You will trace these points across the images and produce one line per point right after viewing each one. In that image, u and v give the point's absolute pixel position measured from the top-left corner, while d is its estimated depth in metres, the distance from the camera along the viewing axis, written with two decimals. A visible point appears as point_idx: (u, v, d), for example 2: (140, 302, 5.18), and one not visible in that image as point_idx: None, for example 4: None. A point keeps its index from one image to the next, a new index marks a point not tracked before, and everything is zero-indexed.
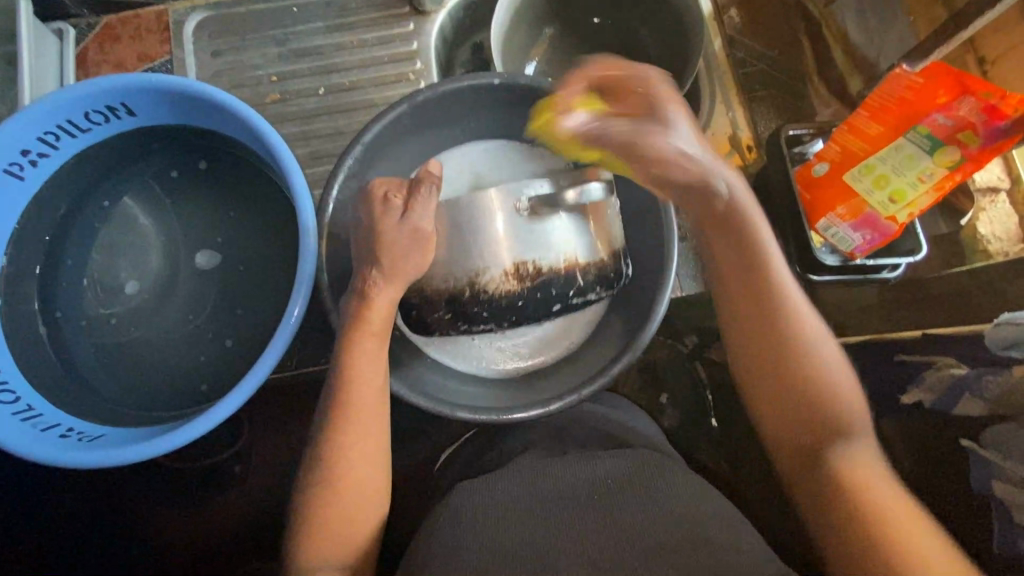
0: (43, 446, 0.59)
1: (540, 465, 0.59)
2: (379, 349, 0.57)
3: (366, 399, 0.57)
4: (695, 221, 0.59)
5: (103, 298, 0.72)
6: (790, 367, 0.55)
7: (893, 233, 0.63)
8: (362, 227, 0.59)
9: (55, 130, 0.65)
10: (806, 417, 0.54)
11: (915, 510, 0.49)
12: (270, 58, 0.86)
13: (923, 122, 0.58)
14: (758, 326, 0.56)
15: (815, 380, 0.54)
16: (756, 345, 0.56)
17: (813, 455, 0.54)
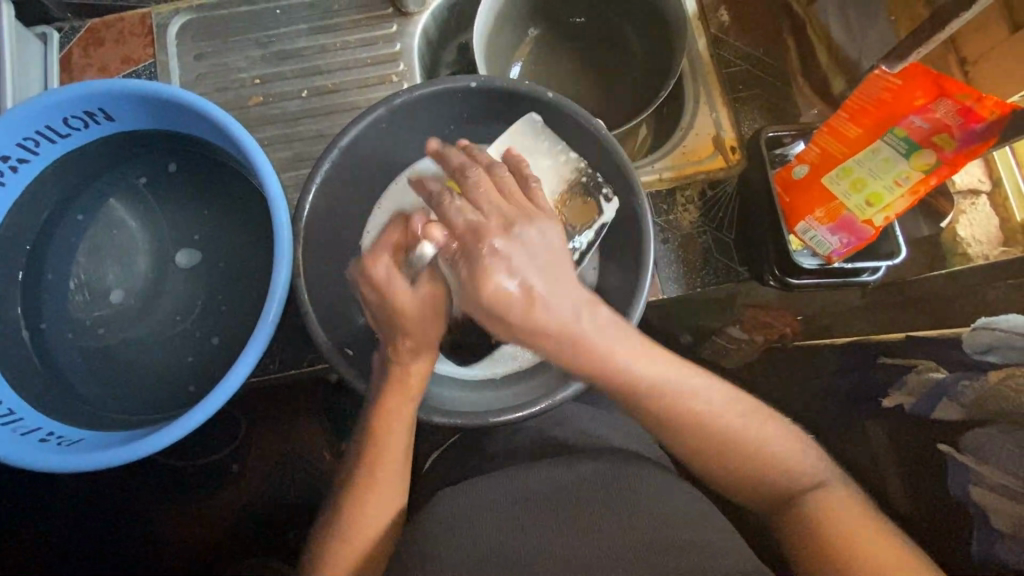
0: (22, 450, 0.59)
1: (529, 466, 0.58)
2: (411, 412, 0.60)
3: (396, 445, 0.59)
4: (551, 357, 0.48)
5: (88, 302, 0.73)
6: (701, 450, 0.52)
7: (871, 236, 0.63)
8: (378, 307, 0.58)
9: (34, 135, 0.65)
10: (759, 481, 0.53)
11: (881, 530, 0.47)
12: (253, 61, 0.86)
13: (900, 125, 0.57)
14: (658, 427, 0.52)
15: (730, 447, 0.52)
16: (696, 441, 0.52)
17: (784, 506, 0.51)
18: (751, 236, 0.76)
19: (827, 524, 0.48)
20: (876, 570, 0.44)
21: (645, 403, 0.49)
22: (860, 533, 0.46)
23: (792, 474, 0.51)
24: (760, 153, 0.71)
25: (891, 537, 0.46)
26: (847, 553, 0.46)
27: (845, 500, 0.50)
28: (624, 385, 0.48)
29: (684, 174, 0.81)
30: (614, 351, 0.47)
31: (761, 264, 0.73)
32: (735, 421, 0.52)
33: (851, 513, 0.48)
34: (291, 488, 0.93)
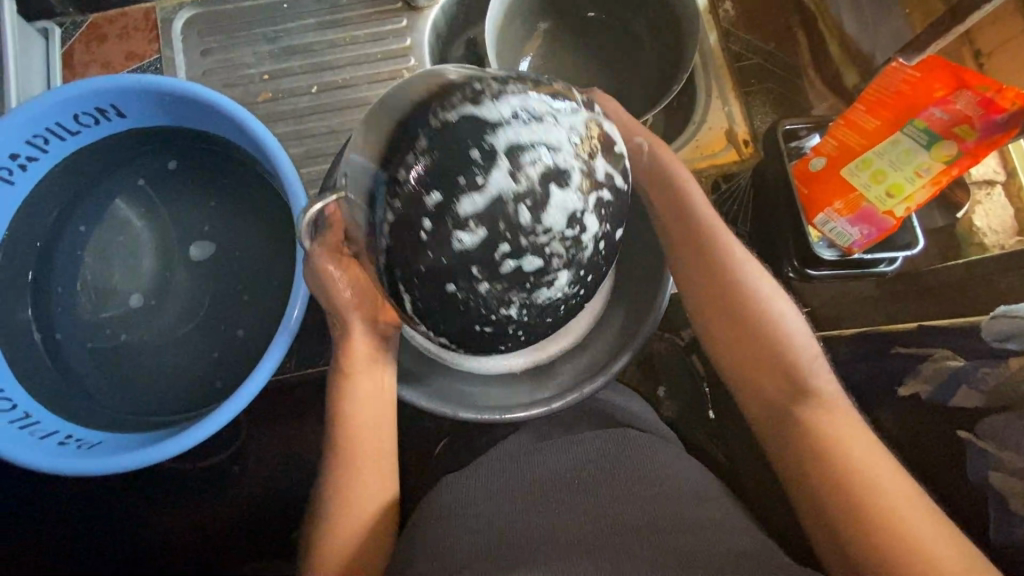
0: (41, 454, 0.58)
1: (537, 451, 0.61)
2: (369, 394, 0.62)
3: (366, 431, 0.61)
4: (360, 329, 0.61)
5: (98, 303, 0.72)
6: (738, 306, 0.57)
7: (892, 227, 0.63)
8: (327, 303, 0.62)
9: (44, 133, 0.64)
10: (771, 373, 0.56)
11: (870, 446, 0.51)
12: (262, 57, 0.85)
13: (920, 116, 0.60)
14: (721, 304, 0.58)
15: (759, 326, 0.56)
16: (737, 326, 0.57)
17: (781, 406, 0.55)
18: (766, 231, 0.76)
19: (834, 444, 0.51)
20: (859, 474, 0.49)
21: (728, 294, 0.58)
22: (857, 442, 0.51)
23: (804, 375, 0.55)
24: (777, 142, 0.71)
25: (881, 454, 0.50)
26: (841, 472, 0.49)
27: (850, 419, 0.53)
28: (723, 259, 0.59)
29: (698, 168, 0.81)
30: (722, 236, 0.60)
31: (779, 258, 0.74)
32: (775, 314, 0.57)
33: (846, 428, 0.52)
34: (303, 486, 0.92)
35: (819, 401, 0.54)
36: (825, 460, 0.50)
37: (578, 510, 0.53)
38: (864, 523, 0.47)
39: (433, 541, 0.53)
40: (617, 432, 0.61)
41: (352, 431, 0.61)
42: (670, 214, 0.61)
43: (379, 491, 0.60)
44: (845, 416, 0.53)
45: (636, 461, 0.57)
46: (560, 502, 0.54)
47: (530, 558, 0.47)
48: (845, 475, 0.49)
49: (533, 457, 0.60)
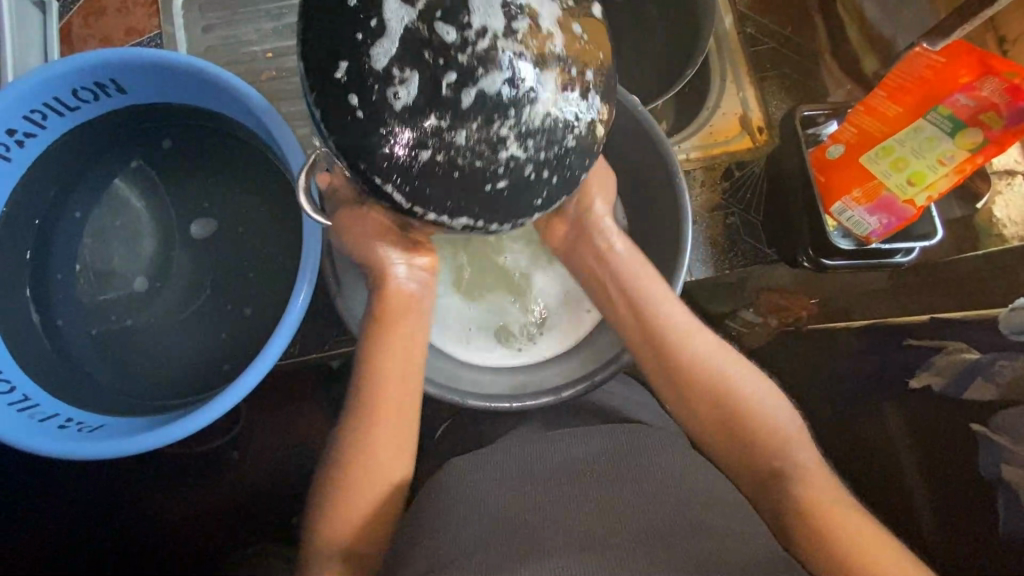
0: (42, 436, 0.57)
1: (543, 443, 0.60)
2: (405, 346, 0.59)
3: (391, 392, 0.58)
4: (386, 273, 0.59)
5: (98, 284, 0.70)
6: (691, 377, 0.58)
7: (911, 217, 0.62)
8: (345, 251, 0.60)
9: (42, 108, 0.62)
10: (732, 439, 0.57)
11: (842, 499, 0.51)
12: (265, 34, 0.83)
13: (944, 103, 0.58)
14: (677, 372, 0.58)
15: (715, 390, 0.57)
16: (695, 397, 0.58)
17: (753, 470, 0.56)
18: (780, 217, 0.75)
19: (809, 510, 0.50)
20: (833, 527, 0.49)
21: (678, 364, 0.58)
22: (826, 494, 0.51)
23: (763, 432, 0.56)
24: (794, 131, 0.70)
25: (853, 508, 0.50)
26: (826, 536, 0.49)
27: (816, 471, 0.53)
28: (673, 328, 0.59)
29: (710, 154, 0.80)
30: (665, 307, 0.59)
31: (795, 246, 0.72)
32: (729, 374, 0.58)
33: (815, 483, 0.52)
34: (305, 473, 0.92)
35: (795, 471, 0.54)
36: (802, 518, 0.50)
37: (592, 497, 0.52)
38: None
39: (446, 521, 0.52)
40: (628, 428, 0.60)
41: (376, 395, 0.58)
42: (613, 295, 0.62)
43: (396, 467, 0.58)
44: (823, 483, 0.53)
45: (650, 452, 0.57)
46: (575, 487, 0.53)
47: (550, 544, 0.47)
48: (825, 538, 0.49)
49: (540, 447, 0.59)
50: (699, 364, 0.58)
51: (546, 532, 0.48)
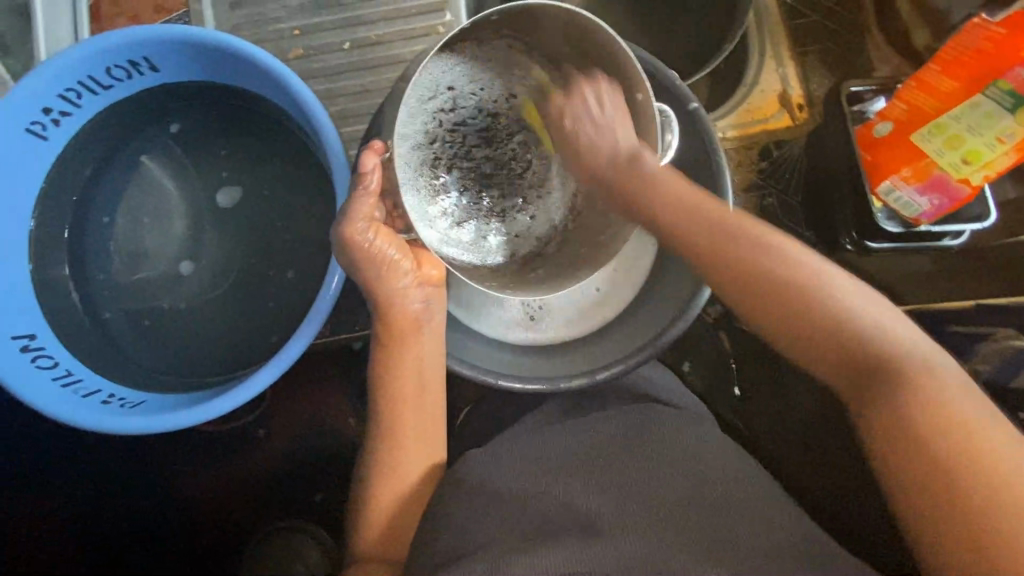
0: (85, 411, 0.58)
1: (565, 435, 0.59)
2: (416, 359, 0.61)
3: (412, 407, 0.61)
4: (407, 286, 0.59)
5: (134, 264, 0.71)
6: (792, 298, 0.48)
7: (966, 196, 0.60)
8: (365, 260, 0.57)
9: (76, 86, 0.62)
10: (845, 358, 0.47)
11: (1011, 445, 0.40)
12: (292, 10, 0.81)
13: (1004, 76, 0.53)
14: (769, 292, 0.49)
15: (807, 301, 0.48)
16: (794, 323, 0.48)
17: (860, 384, 0.46)
18: (822, 195, 0.73)
19: (934, 427, 0.41)
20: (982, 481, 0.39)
21: (757, 279, 0.50)
22: (986, 439, 0.40)
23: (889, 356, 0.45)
24: (839, 108, 0.68)
25: (1021, 455, 0.39)
26: (948, 464, 0.40)
27: (965, 409, 0.42)
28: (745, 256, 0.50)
29: (748, 132, 0.78)
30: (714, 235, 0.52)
31: (836, 229, 0.71)
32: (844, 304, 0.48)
33: (979, 428, 0.41)
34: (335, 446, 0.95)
35: (917, 377, 0.44)
36: (935, 467, 0.40)
37: (631, 480, 0.52)
38: (979, 526, 0.38)
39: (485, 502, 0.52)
40: (654, 411, 0.61)
41: (398, 403, 0.61)
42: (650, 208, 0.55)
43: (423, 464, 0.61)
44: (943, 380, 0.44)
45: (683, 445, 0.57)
46: (611, 477, 0.53)
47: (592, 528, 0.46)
48: (954, 472, 0.40)
49: (563, 438, 0.59)
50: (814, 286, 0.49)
51: (586, 515, 0.48)
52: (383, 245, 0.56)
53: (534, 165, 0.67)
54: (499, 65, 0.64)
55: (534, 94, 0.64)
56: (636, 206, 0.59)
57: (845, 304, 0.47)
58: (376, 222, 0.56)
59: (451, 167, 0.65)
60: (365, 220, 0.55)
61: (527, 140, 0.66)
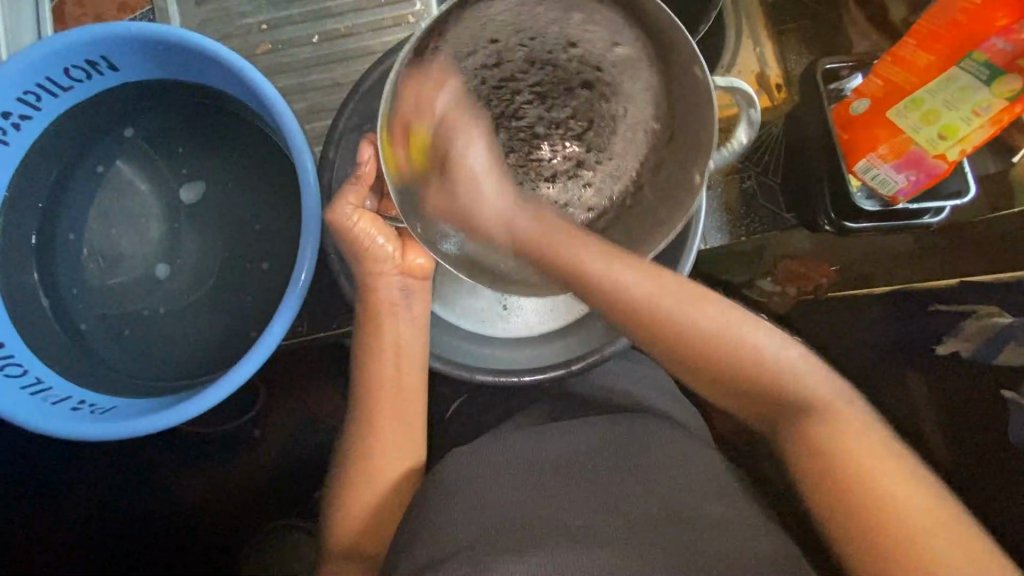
0: (55, 418, 0.58)
1: (536, 438, 0.59)
2: (390, 355, 0.61)
3: (387, 405, 0.61)
4: (386, 267, 0.60)
5: (105, 270, 0.70)
6: (709, 349, 0.50)
7: (942, 172, 0.59)
8: (345, 245, 0.60)
9: (34, 89, 0.60)
10: (760, 397, 0.50)
11: (909, 479, 0.43)
12: (259, 5, 0.79)
13: (979, 49, 0.54)
14: (689, 345, 0.51)
15: (721, 347, 0.50)
16: (709, 366, 0.51)
17: (780, 421, 0.49)
18: (800, 176, 0.72)
19: (838, 479, 0.44)
20: (885, 517, 0.42)
21: (672, 328, 0.51)
22: (879, 473, 0.44)
23: (799, 395, 0.49)
24: (814, 87, 0.67)
25: (914, 485, 0.43)
26: (859, 514, 0.43)
27: (863, 444, 0.45)
28: (655, 307, 0.51)
29: (725, 115, 0.77)
30: (641, 287, 0.51)
31: (814, 210, 0.70)
32: (765, 349, 0.50)
33: (873, 459, 0.44)
34: (322, 446, 0.95)
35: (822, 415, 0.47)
36: (847, 505, 0.44)
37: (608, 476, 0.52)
38: (877, 546, 0.42)
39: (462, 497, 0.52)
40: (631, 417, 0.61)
41: (378, 400, 0.61)
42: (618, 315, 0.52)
43: (398, 461, 0.60)
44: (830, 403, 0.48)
45: (660, 446, 0.56)
46: (585, 481, 0.53)
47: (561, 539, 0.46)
48: (863, 512, 0.43)
49: (532, 441, 0.58)
50: (728, 334, 0.50)
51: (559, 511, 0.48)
52: (366, 229, 0.59)
53: (598, 128, 0.55)
54: (556, 8, 0.51)
55: (603, 43, 0.52)
56: (686, 198, 0.50)
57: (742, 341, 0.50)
58: (361, 208, 0.59)
59: (495, 128, 0.55)
60: (352, 204, 0.59)
61: (592, 98, 0.54)
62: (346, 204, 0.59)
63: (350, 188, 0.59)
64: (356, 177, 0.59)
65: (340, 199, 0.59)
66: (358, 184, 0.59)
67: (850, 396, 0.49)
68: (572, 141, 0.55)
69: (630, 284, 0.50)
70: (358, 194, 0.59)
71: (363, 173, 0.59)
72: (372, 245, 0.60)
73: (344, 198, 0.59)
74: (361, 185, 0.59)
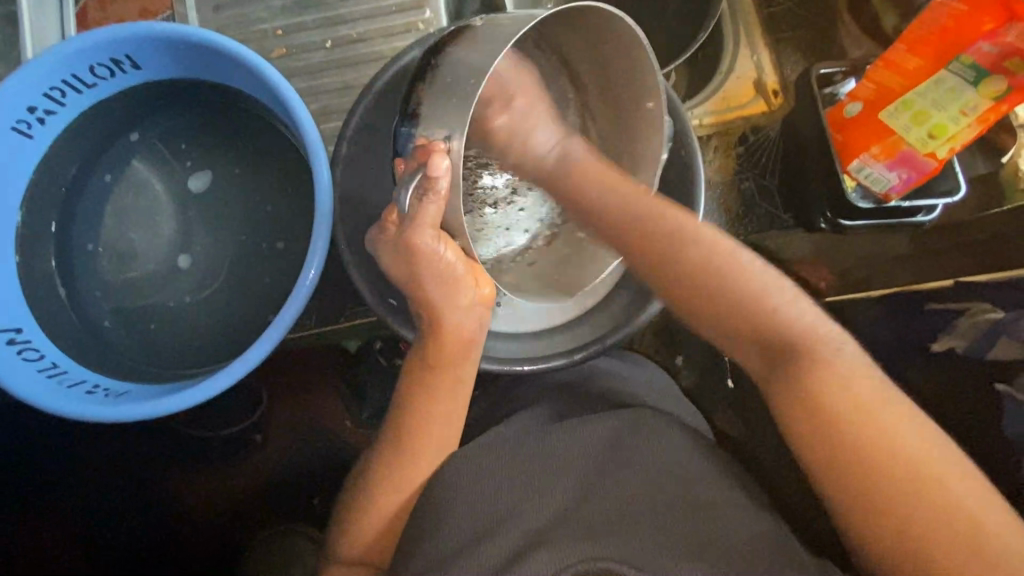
0: (71, 402, 0.59)
1: (537, 427, 0.59)
2: (432, 374, 0.61)
3: (424, 420, 0.61)
4: (469, 297, 0.59)
5: (119, 263, 0.72)
6: (698, 278, 0.56)
7: (932, 170, 0.62)
8: (409, 274, 0.58)
9: (61, 85, 0.63)
10: (753, 329, 0.54)
11: (906, 417, 0.48)
12: (274, 11, 0.82)
13: (965, 52, 0.56)
14: (675, 266, 0.57)
15: (716, 271, 0.56)
16: (687, 287, 0.57)
17: (772, 360, 0.53)
18: (797, 178, 0.74)
19: (828, 399, 0.49)
20: (894, 448, 0.46)
21: (675, 255, 0.57)
22: (879, 404, 0.48)
23: (789, 331, 0.53)
24: (810, 90, 0.69)
25: (915, 420, 0.48)
26: (847, 437, 0.48)
27: (850, 370, 0.50)
28: (676, 239, 0.58)
29: (724, 119, 0.79)
30: (632, 208, 0.60)
31: (809, 210, 0.72)
32: (740, 270, 0.56)
33: (870, 390, 0.49)
34: (328, 441, 0.96)
35: (818, 355, 0.51)
36: (840, 433, 0.48)
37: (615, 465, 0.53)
38: (870, 480, 0.46)
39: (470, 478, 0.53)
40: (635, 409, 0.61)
41: (411, 407, 0.61)
42: (642, 259, 0.59)
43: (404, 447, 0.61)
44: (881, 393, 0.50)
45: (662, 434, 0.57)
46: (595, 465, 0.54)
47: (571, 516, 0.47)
48: (853, 435, 0.47)
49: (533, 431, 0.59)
50: (705, 256, 0.57)
51: None
52: (453, 258, 0.57)
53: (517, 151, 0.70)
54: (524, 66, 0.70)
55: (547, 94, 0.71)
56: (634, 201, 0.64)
57: (776, 308, 0.53)
58: (444, 234, 0.57)
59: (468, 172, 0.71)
60: (432, 229, 0.56)
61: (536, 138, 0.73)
62: (417, 242, 0.56)
63: (422, 218, 0.55)
64: (426, 199, 0.54)
65: (412, 238, 0.55)
66: (430, 209, 0.55)
67: (844, 338, 0.53)
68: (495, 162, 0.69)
69: (619, 209, 0.60)
70: (436, 209, 0.55)
71: (437, 192, 0.54)
72: (453, 276, 0.58)
73: (418, 233, 0.55)
74: (435, 212, 0.55)
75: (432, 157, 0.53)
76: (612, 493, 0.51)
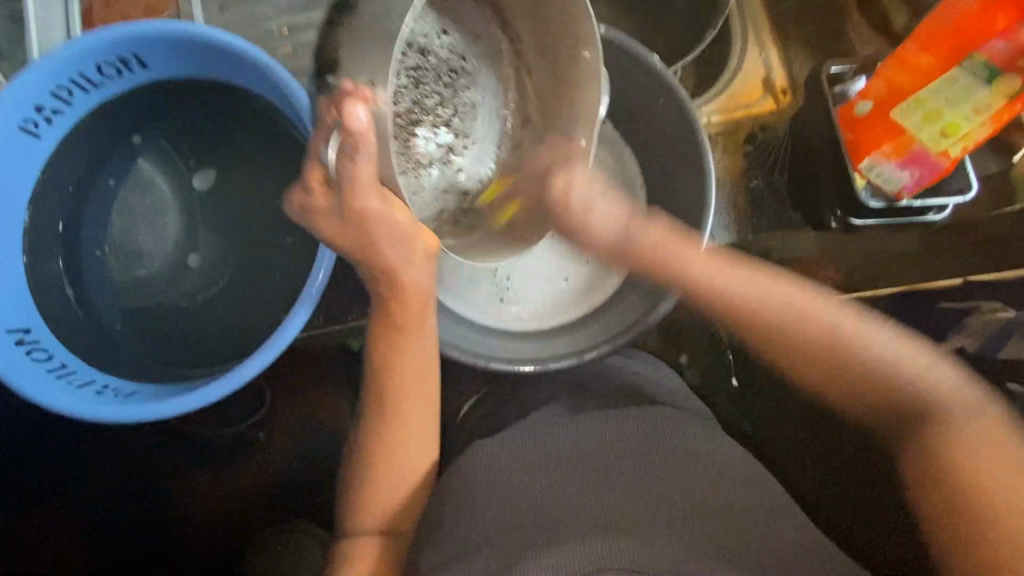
0: (82, 402, 0.59)
1: (554, 426, 0.60)
2: (417, 349, 0.60)
3: (416, 409, 0.61)
4: (416, 257, 0.57)
5: (127, 262, 0.71)
6: (804, 332, 0.61)
7: (944, 169, 0.62)
8: (350, 237, 0.55)
9: (68, 84, 0.62)
10: (861, 391, 0.61)
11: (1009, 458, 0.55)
12: (281, 9, 0.82)
13: (979, 51, 0.58)
14: (773, 344, 0.63)
15: (830, 341, 0.60)
16: (770, 339, 0.62)
17: (903, 421, 0.60)
18: (806, 177, 0.74)
19: (953, 459, 0.55)
20: (972, 483, 0.54)
21: (772, 327, 0.62)
22: (986, 458, 0.55)
23: (900, 388, 0.59)
24: (820, 88, 0.69)
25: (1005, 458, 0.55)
26: (958, 476, 0.55)
27: (975, 427, 0.57)
28: (733, 306, 0.63)
29: (733, 118, 0.79)
30: (690, 267, 0.64)
31: (820, 208, 0.72)
32: (849, 330, 0.61)
33: (984, 442, 0.55)
34: (336, 441, 0.96)
35: (938, 416, 0.58)
36: (951, 466, 0.56)
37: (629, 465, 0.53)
38: (965, 507, 0.54)
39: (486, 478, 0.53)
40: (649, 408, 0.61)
41: (410, 400, 0.61)
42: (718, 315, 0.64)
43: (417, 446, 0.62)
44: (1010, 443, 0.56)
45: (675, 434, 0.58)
46: (610, 465, 0.54)
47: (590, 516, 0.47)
48: (951, 471, 0.55)
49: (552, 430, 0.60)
50: (813, 312, 0.62)
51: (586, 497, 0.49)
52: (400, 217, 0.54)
53: (463, 115, 0.65)
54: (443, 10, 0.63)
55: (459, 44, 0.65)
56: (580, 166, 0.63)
57: (860, 345, 0.60)
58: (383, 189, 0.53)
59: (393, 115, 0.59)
60: (373, 190, 0.52)
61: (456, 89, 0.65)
62: (357, 206, 0.53)
63: (353, 180, 0.51)
64: (351, 158, 0.50)
65: (349, 201, 0.52)
66: (358, 169, 0.50)
67: (964, 395, 0.59)
68: (443, 128, 0.64)
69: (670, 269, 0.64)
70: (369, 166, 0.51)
71: (363, 146, 0.49)
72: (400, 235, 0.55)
73: (356, 196, 0.52)
74: (366, 171, 0.51)
75: (346, 106, 0.47)
76: (628, 492, 0.51)
